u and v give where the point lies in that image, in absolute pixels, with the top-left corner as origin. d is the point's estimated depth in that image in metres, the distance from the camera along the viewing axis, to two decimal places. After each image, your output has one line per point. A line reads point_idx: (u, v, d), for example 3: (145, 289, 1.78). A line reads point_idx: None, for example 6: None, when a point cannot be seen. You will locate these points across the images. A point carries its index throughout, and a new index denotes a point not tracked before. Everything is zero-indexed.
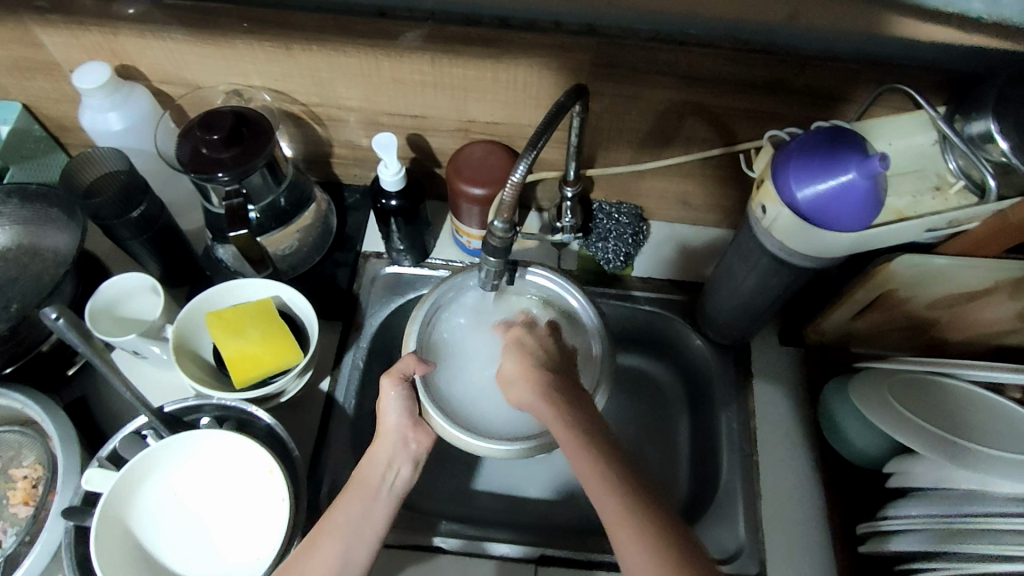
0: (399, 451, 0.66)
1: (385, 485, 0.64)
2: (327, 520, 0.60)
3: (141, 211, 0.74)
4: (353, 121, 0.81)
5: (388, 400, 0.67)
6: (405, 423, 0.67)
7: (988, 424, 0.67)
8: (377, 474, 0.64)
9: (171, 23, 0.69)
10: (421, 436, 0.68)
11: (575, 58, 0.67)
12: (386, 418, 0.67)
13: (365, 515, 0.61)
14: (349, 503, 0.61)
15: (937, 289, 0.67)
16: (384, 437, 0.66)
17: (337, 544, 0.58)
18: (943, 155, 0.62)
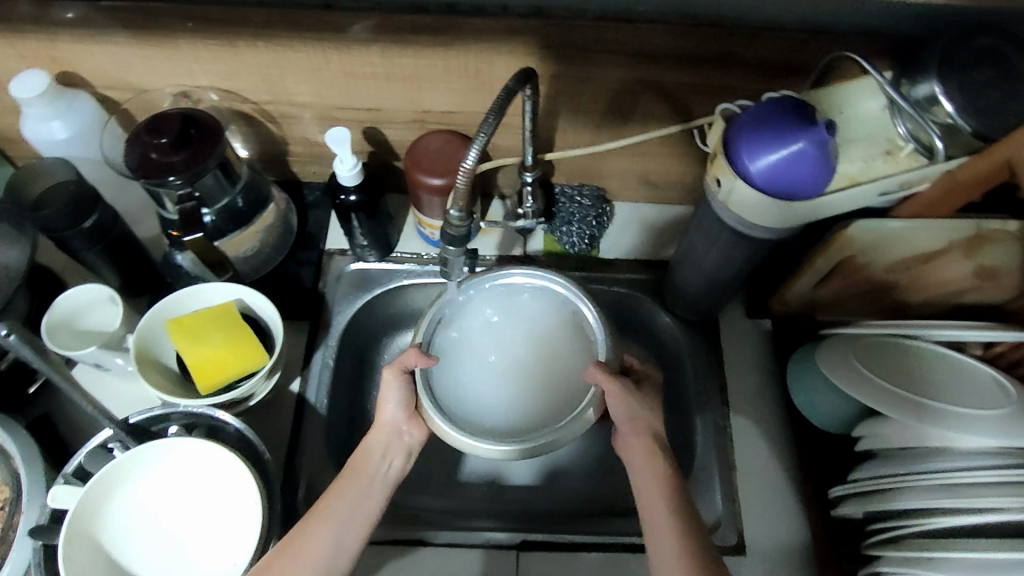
0: (393, 443, 0.66)
1: (380, 475, 0.64)
2: (324, 510, 0.60)
3: (93, 220, 0.72)
4: (307, 118, 0.79)
5: (388, 389, 0.67)
6: (403, 417, 0.67)
7: (949, 381, 0.69)
8: (374, 463, 0.65)
9: (112, 26, 0.67)
10: (414, 430, 0.68)
11: (525, 41, 0.67)
12: (384, 408, 0.67)
13: (358, 502, 0.62)
14: (344, 489, 0.62)
15: (895, 253, 0.68)
16: (377, 428, 0.67)
17: (325, 539, 0.58)
18: (893, 119, 0.61)
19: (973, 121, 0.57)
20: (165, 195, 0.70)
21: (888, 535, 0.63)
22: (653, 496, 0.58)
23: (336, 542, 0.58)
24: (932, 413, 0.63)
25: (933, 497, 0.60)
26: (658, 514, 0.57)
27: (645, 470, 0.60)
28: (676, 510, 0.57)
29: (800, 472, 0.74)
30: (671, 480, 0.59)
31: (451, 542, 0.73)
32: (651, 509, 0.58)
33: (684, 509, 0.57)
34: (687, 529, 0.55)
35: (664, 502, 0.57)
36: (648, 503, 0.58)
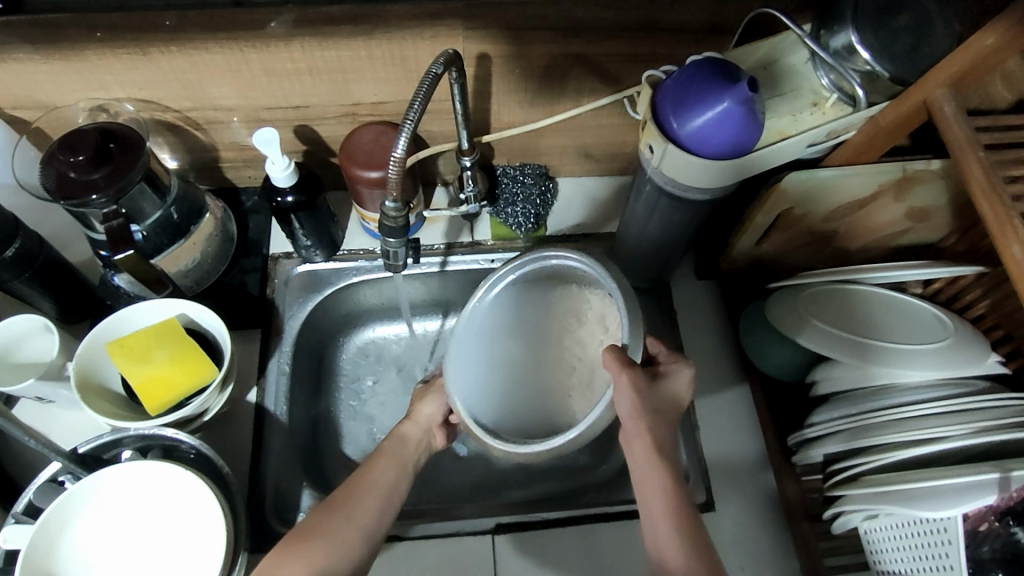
0: (427, 436, 0.71)
1: (413, 461, 0.67)
2: (367, 485, 0.61)
3: (16, 248, 0.68)
4: (234, 121, 0.77)
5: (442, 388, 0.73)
6: (438, 419, 0.72)
7: (891, 320, 0.71)
8: (409, 451, 0.68)
9: (11, 42, 0.64)
10: (439, 437, 0.72)
11: (448, 24, 0.66)
12: (430, 405, 0.72)
13: (396, 483, 0.63)
14: (383, 469, 0.63)
15: (831, 202, 0.69)
16: (412, 421, 0.71)
17: (374, 514, 0.59)
18: (815, 72, 0.63)
19: (890, 67, 0.59)
20: (91, 215, 0.68)
21: (847, 475, 0.65)
22: (655, 503, 0.52)
23: (377, 518, 0.59)
24: (880, 353, 0.66)
25: (884, 433, 0.61)
26: (661, 525, 0.51)
27: (650, 472, 0.53)
28: (678, 515, 0.51)
29: (763, 424, 0.76)
30: (675, 483, 0.53)
31: (431, 531, 0.72)
32: (654, 517, 0.52)
33: (688, 502, 0.52)
34: (689, 519, 0.51)
35: (665, 508, 0.51)
36: (653, 511, 0.52)
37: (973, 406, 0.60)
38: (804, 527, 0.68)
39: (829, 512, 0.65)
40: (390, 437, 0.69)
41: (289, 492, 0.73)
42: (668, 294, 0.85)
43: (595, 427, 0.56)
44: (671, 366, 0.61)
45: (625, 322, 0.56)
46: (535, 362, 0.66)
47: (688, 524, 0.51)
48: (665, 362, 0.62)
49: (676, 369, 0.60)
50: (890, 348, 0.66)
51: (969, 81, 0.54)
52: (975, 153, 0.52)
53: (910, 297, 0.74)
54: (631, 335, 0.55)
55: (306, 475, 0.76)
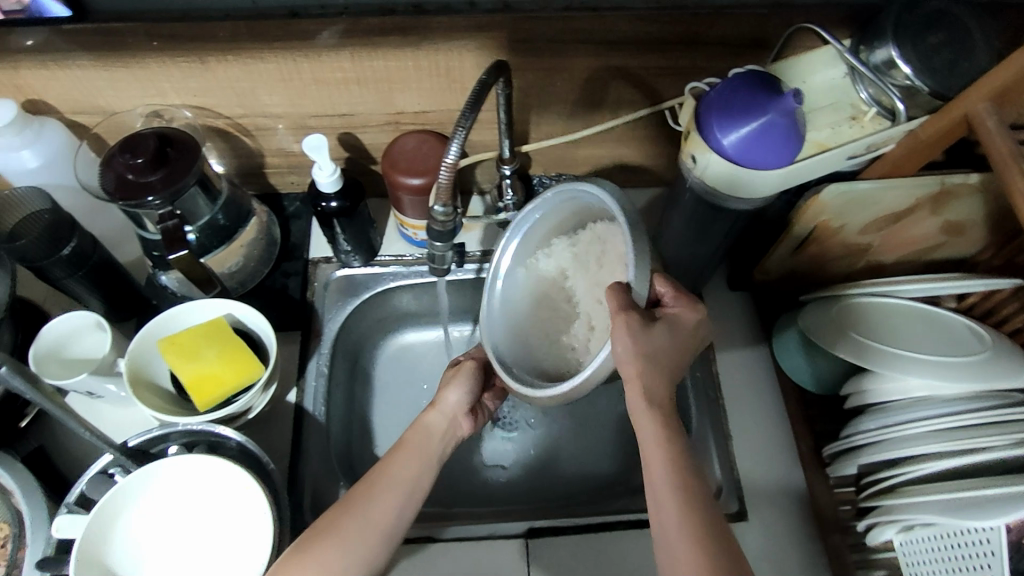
0: (451, 425, 0.71)
1: (440, 452, 0.67)
2: (389, 477, 0.61)
3: (72, 247, 0.71)
4: (281, 128, 0.80)
5: (464, 374, 0.73)
6: (462, 407, 0.72)
7: (926, 333, 0.71)
8: (436, 441, 0.68)
9: (75, 50, 0.67)
10: (466, 424, 0.72)
11: (492, 36, 0.67)
12: (454, 391, 0.72)
13: (420, 472, 0.64)
14: (405, 462, 0.63)
15: (868, 214, 0.70)
16: (437, 409, 0.71)
17: (392, 506, 0.60)
18: (854, 86, 0.64)
19: (930, 82, 0.59)
20: (144, 216, 0.70)
21: (881, 485, 0.65)
22: (662, 487, 0.53)
23: (396, 514, 0.60)
24: (911, 364, 0.65)
25: (920, 443, 0.62)
26: (669, 513, 0.51)
27: (656, 451, 0.54)
28: (688, 505, 0.51)
29: (796, 434, 0.76)
30: (684, 467, 0.53)
31: (462, 535, 0.73)
32: (662, 500, 0.52)
33: (699, 498, 0.52)
34: (705, 515, 0.51)
35: (676, 500, 0.52)
36: (662, 497, 0.52)
37: (1005, 419, 0.60)
38: (837, 538, 0.69)
39: (863, 522, 0.66)
40: (413, 427, 0.68)
41: (325, 490, 0.74)
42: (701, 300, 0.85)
43: (593, 379, 0.57)
44: (675, 312, 0.60)
45: (631, 262, 0.55)
46: (558, 316, 0.71)
47: (697, 509, 0.51)
48: (670, 305, 0.60)
49: (674, 317, 0.59)
50: (925, 359, 0.66)
51: (1011, 96, 0.55)
52: (1018, 166, 0.53)
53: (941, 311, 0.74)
54: (637, 273, 0.55)
55: (342, 477, 0.77)
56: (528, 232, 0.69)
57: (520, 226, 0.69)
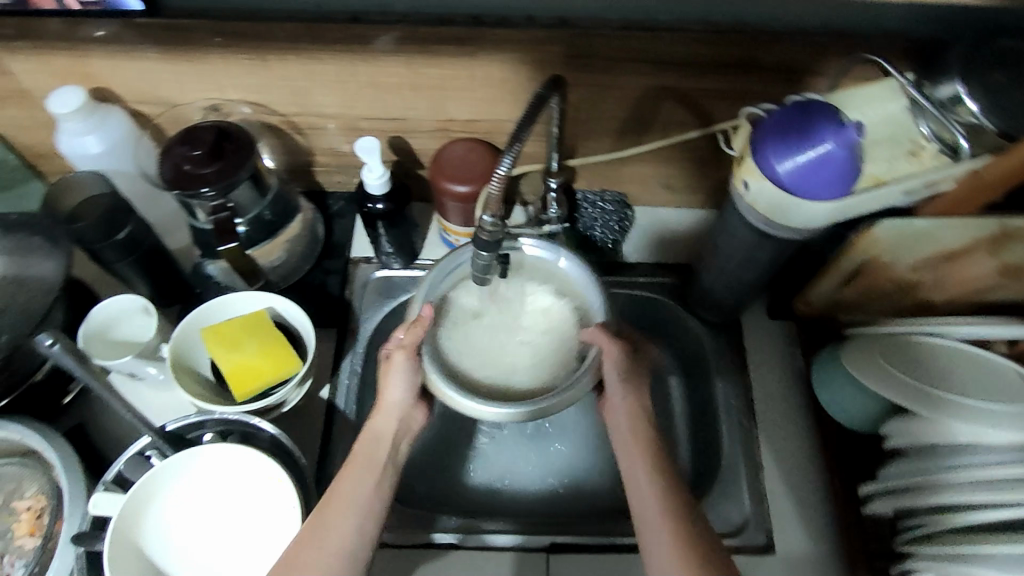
0: (402, 425, 0.67)
1: (390, 460, 0.65)
2: (339, 500, 0.60)
3: (127, 231, 0.74)
4: (332, 128, 0.81)
5: (398, 368, 0.66)
6: (408, 402, 0.67)
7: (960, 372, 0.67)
8: (384, 450, 0.65)
9: (143, 42, 0.69)
10: (418, 416, 0.70)
11: (547, 51, 0.68)
12: (391, 390, 0.67)
13: (373, 490, 0.62)
14: (355, 480, 0.61)
15: (920, 252, 0.69)
16: (384, 412, 0.67)
17: (350, 527, 0.59)
18: (914, 121, 0.60)
19: (996, 121, 0.58)
20: (198, 207, 0.72)
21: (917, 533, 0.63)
22: (654, 512, 0.58)
23: (357, 533, 0.59)
24: (950, 406, 0.62)
25: (948, 494, 0.60)
26: (660, 540, 0.56)
27: (649, 484, 0.60)
28: (678, 526, 0.57)
29: (830, 470, 0.74)
30: (672, 493, 0.59)
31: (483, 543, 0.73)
32: (649, 523, 0.58)
33: (687, 522, 0.57)
34: (691, 535, 0.56)
35: (663, 525, 0.57)
36: (651, 522, 0.57)
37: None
38: None
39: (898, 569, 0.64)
40: (361, 436, 0.65)
41: None
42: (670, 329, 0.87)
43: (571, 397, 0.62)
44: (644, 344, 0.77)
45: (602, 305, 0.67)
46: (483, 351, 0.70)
47: (686, 531, 0.56)
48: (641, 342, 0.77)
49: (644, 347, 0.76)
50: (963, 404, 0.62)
51: None
52: None
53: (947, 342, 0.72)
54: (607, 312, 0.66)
55: None
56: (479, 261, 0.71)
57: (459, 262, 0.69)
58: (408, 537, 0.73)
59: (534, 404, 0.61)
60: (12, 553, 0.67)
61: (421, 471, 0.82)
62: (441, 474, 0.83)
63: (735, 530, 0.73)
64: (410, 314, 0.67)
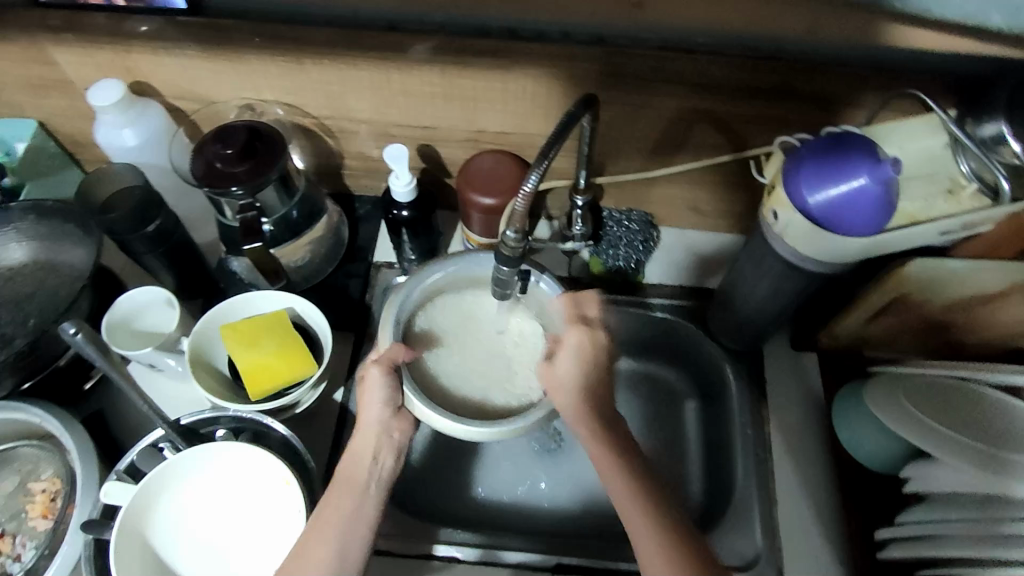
0: (382, 441, 0.65)
1: (373, 480, 0.64)
2: (321, 524, 0.59)
3: (157, 224, 0.75)
4: (363, 133, 0.81)
5: (373, 383, 0.65)
6: (388, 416, 0.66)
7: (985, 421, 0.64)
8: (364, 470, 0.64)
9: (184, 40, 0.70)
10: (401, 425, 0.67)
11: (582, 68, 0.67)
12: (369, 407, 0.65)
13: (355, 512, 0.61)
14: (339, 502, 0.61)
15: (953, 293, 0.67)
16: (363, 431, 0.65)
17: (331, 553, 0.58)
18: (954, 158, 0.59)
19: None
20: (226, 204, 0.72)
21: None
22: (646, 542, 0.57)
23: (342, 556, 0.58)
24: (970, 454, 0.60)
25: (969, 547, 0.57)
26: (659, 571, 0.55)
27: (638, 516, 0.58)
28: (679, 562, 0.55)
29: (844, 510, 0.73)
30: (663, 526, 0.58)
31: (486, 558, 0.72)
32: (647, 558, 0.56)
33: (686, 558, 0.56)
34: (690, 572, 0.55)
35: (661, 560, 0.56)
36: (649, 559, 0.56)
37: None
38: None
39: None
40: (343, 457, 0.65)
41: None
42: (692, 351, 0.86)
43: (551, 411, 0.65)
44: None
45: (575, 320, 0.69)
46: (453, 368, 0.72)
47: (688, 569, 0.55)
48: None
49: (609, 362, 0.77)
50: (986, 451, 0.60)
51: None
52: None
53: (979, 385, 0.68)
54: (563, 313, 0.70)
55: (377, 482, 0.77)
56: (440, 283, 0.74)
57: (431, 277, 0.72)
58: (412, 547, 0.73)
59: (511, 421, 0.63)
60: (24, 534, 0.68)
61: (429, 480, 0.82)
62: (449, 484, 0.83)
63: (743, 564, 0.71)
64: (383, 336, 0.67)
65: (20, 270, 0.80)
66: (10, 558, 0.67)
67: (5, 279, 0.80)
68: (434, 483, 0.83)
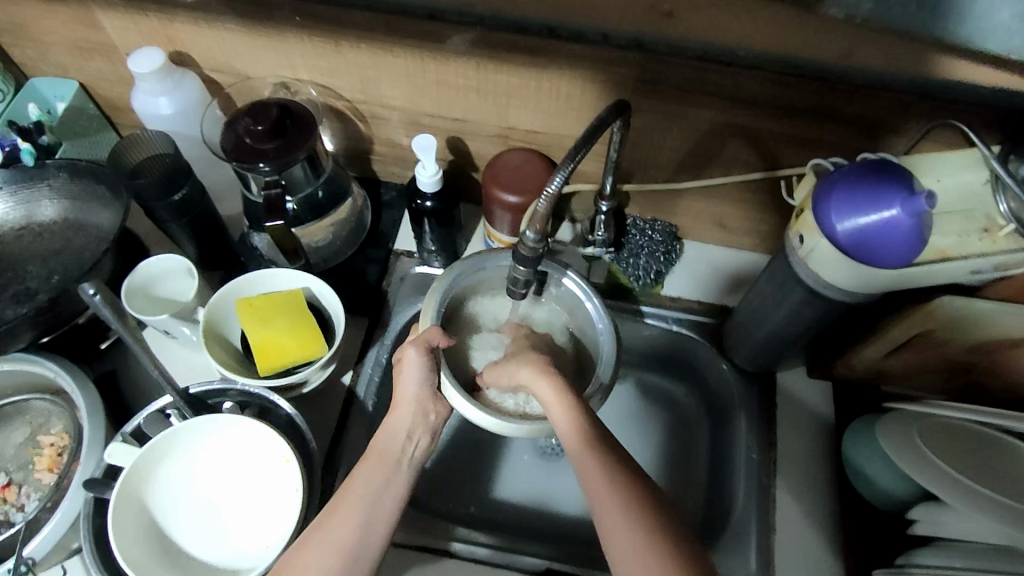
0: (418, 420, 0.66)
1: (406, 457, 0.64)
2: (349, 495, 0.60)
3: (182, 194, 0.75)
4: (395, 120, 0.81)
5: (410, 365, 0.65)
6: (427, 396, 0.66)
7: (999, 463, 0.63)
8: (399, 446, 0.64)
9: (226, 13, 0.70)
10: (437, 408, 0.67)
11: (619, 72, 0.66)
12: (404, 388, 0.65)
13: (385, 487, 0.61)
14: (369, 476, 0.61)
15: (978, 334, 0.65)
16: (400, 409, 0.66)
17: (355, 526, 0.58)
18: (994, 196, 0.57)
19: None
20: (252, 179, 0.73)
21: None
22: (618, 527, 0.53)
23: (365, 532, 0.58)
24: (979, 502, 0.58)
25: None
26: (618, 521, 0.53)
27: (593, 470, 0.57)
28: (639, 517, 0.53)
29: (846, 544, 0.71)
30: (623, 477, 0.56)
31: (487, 558, 0.72)
32: (605, 511, 0.54)
33: (656, 516, 0.53)
34: (654, 526, 0.53)
35: (620, 511, 0.54)
36: (606, 516, 0.54)
37: None
38: None
39: None
40: (377, 432, 0.65)
41: None
42: (702, 367, 0.86)
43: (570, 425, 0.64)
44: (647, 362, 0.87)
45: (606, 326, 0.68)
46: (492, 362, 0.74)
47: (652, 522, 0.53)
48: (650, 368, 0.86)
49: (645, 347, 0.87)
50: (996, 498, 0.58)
51: None
52: None
53: (1000, 432, 0.65)
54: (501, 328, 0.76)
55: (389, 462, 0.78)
56: (489, 271, 0.73)
57: (473, 270, 0.72)
58: (405, 537, 0.73)
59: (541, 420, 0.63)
60: (29, 485, 0.70)
61: (429, 472, 0.82)
62: (449, 477, 0.83)
63: None
64: (423, 320, 0.67)
65: (48, 227, 0.82)
66: (14, 508, 0.69)
67: (34, 234, 0.82)
68: (435, 475, 0.83)
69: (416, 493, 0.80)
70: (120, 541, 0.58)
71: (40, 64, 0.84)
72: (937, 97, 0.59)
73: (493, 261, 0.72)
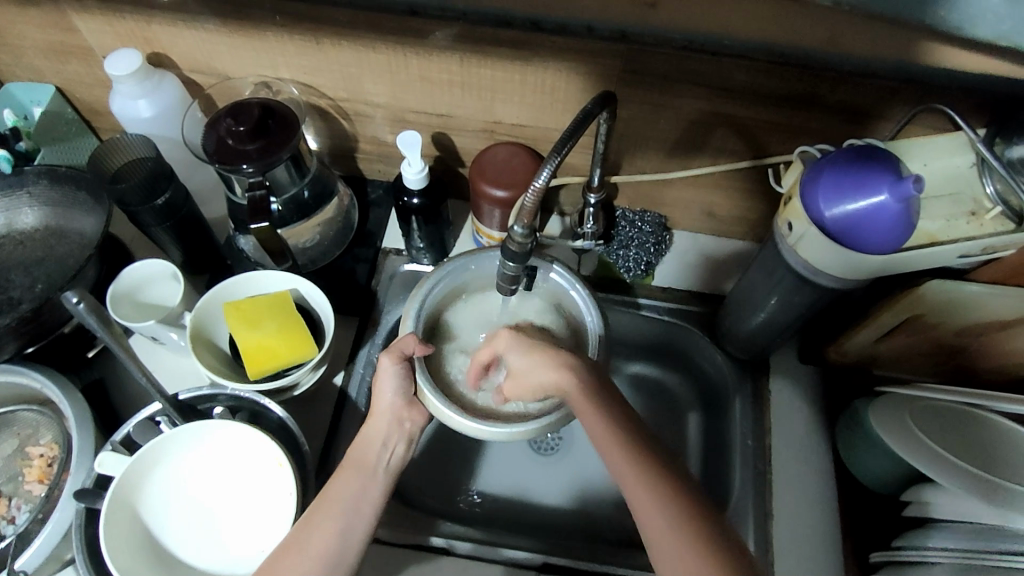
0: (394, 429, 0.65)
1: (383, 465, 0.64)
2: (329, 498, 0.60)
3: (165, 198, 0.74)
4: (378, 117, 0.81)
5: (386, 374, 0.65)
6: (400, 403, 0.66)
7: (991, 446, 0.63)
8: (377, 453, 0.64)
9: (204, 13, 0.69)
10: (415, 413, 0.67)
11: (604, 63, 0.66)
12: (381, 396, 0.65)
13: (363, 494, 0.61)
14: (348, 480, 0.61)
15: (969, 316, 0.65)
16: (377, 415, 0.65)
17: (334, 532, 0.58)
18: (979, 178, 0.58)
19: None
20: (236, 181, 0.72)
21: None
22: (643, 495, 0.53)
23: (345, 537, 0.58)
24: (971, 481, 0.58)
25: None
26: (639, 491, 0.53)
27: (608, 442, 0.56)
28: (662, 484, 0.53)
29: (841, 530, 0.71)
30: (642, 446, 0.55)
31: (475, 552, 0.71)
32: (625, 479, 0.54)
33: (680, 487, 0.54)
34: (677, 496, 0.53)
35: (639, 480, 0.53)
36: (629, 485, 0.54)
37: None
38: None
39: None
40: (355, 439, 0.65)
41: None
42: (695, 356, 0.86)
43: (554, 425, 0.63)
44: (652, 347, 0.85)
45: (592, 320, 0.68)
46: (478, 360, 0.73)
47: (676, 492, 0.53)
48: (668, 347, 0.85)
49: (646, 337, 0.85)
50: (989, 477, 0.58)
51: None
52: None
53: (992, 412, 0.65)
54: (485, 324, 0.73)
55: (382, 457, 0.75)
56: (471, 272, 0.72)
57: (454, 273, 0.71)
58: (400, 536, 0.72)
59: (521, 424, 0.62)
60: (20, 497, 0.69)
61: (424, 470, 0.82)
62: (443, 474, 0.82)
63: None
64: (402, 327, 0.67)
65: (29, 235, 0.81)
66: (5, 520, 0.68)
67: (15, 242, 0.81)
68: (430, 472, 0.82)
69: (409, 491, 0.79)
70: (111, 550, 0.57)
71: (15, 68, 0.82)
72: (921, 81, 0.59)
73: (475, 263, 0.72)
